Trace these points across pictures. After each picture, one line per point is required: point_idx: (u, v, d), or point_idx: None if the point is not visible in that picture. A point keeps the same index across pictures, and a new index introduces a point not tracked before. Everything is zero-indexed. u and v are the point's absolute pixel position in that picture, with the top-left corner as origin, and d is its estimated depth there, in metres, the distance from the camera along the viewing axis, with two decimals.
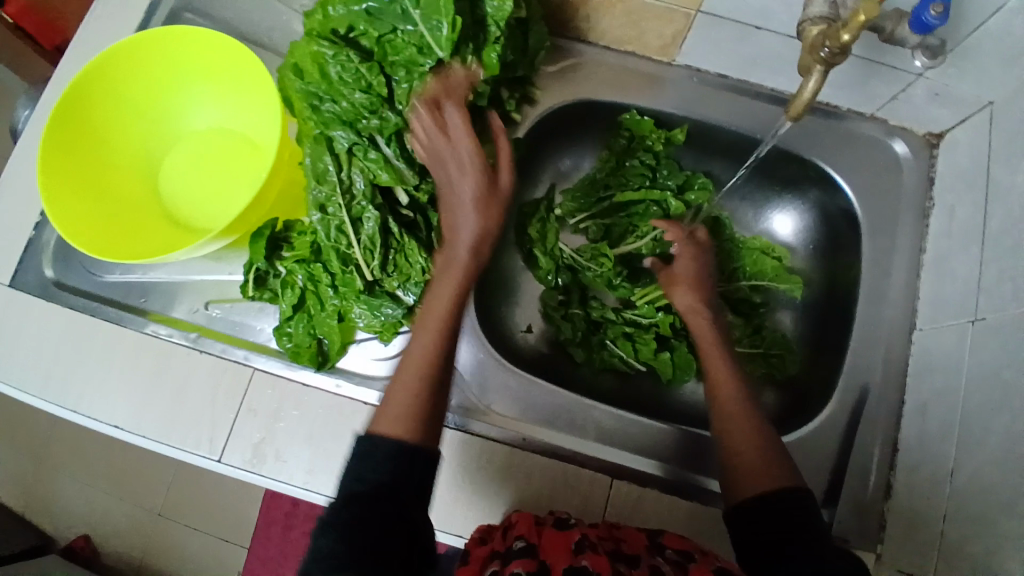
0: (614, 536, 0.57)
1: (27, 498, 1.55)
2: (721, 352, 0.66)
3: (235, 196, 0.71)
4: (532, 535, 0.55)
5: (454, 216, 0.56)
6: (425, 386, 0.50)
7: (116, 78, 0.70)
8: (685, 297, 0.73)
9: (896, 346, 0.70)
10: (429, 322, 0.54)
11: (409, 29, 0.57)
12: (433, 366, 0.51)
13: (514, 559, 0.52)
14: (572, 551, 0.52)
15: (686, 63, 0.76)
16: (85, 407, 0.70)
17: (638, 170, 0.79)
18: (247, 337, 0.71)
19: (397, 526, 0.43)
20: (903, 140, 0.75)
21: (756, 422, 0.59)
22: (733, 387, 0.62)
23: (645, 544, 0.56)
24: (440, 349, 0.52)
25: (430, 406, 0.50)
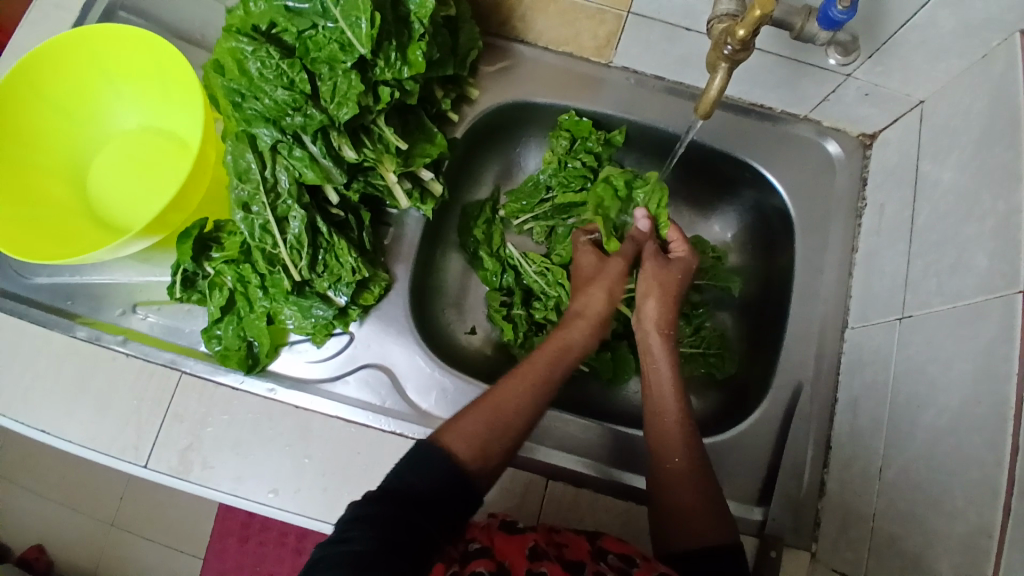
0: (556, 541, 0.56)
1: None
2: (676, 393, 0.62)
3: (162, 196, 0.70)
4: (488, 539, 0.54)
5: (584, 301, 0.67)
6: (501, 423, 0.56)
7: (40, 79, 0.68)
8: (657, 312, 0.66)
9: (828, 343, 0.71)
10: (525, 374, 0.60)
11: (330, 26, 0.56)
12: (514, 413, 0.57)
13: (474, 559, 0.52)
14: (530, 556, 0.52)
15: (622, 65, 0.76)
16: (7, 412, 0.67)
17: (579, 171, 0.78)
18: (177, 341, 0.70)
19: (420, 533, 0.48)
20: (835, 141, 0.76)
21: (704, 482, 0.57)
22: (685, 441, 0.59)
23: (589, 549, 0.55)
24: (524, 402, 0.58)
25: (499, 439, 0.55)
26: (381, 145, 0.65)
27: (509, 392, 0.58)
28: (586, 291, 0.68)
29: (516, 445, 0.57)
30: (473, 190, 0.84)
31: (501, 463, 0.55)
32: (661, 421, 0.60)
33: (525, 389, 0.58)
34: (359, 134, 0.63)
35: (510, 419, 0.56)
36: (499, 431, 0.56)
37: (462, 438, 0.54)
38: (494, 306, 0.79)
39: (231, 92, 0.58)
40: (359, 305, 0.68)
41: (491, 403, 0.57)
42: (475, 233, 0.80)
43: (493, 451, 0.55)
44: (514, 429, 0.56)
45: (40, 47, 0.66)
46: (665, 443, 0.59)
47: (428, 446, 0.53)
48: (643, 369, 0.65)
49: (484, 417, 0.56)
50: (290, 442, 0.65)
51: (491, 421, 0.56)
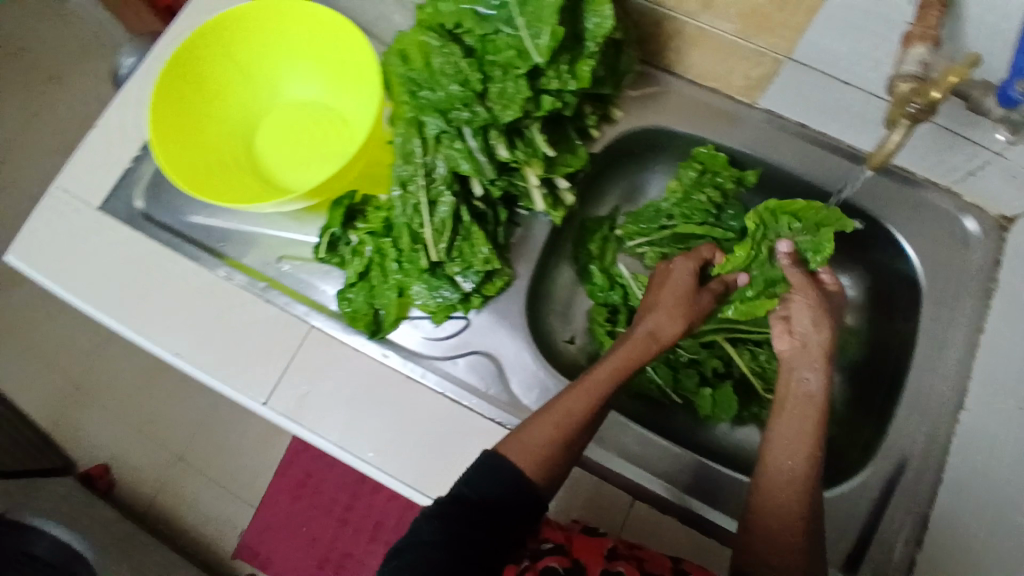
0: (635, 554, 0.57)
1: (56, 422, 1.63)
2: (818, 425, 0.62)
3: (322, 164, 0.77)
4: (560, 538, 0.58)
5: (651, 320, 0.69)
6: (561, 436, 0.59)
7: (239, 34, 0.75)
8: (824, 342, 0.67)
9: (940, 421, 0.69)
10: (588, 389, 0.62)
11: (511, 33, 0.61)
12: (577, 426, 0.60)
13: (545, 555, 0.56)
14: (607, 556, 0.55)
15: (767, 107, 0.77)
16: (151, 333, 0.74)
17: (703, 204, 0.80)
18: (309, 296, 0.75)
19: (491, 536, 0.53)
20: (975, 218, 0.74)
21: (809, 529, 0.58)
22: (804, 482, 0.59)
23: (669, 566, 0.56)
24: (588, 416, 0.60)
25: (561, 455, 0.58)
26: (531, 149, 0.68)
27: (573, 409, 0.60)
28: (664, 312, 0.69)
29: (572, 461, 0.60)
30: (595, 207, 0.87)
31: (561, 474, 0.59)
32: (793, 450, 0.61)
33: (587, 409, 0.60)
34: (513, 136, 0.68)
35: (572, 438, 0.59)
36: (561, 448, 0.59)
37: (527, 451, 0.58)
38: (597, 320, 0.82)
39: (409, 79, 0.63)
40: (481, 294, 0.72)
41: (558, 417, 0.59)
42: (591, 246, 0.84)
43: (552, 467, 0.58)
44: (572, 447, 0.59)
45: (251, 5, 0.73)
46: (781, 477, 0.60)
47: (497, 456, 0.57)
48: (789, 399, 0.65)
49: (552, 432, 0.59)
50: (402, 409, 0.70)
51: (556, 437, 0.59)
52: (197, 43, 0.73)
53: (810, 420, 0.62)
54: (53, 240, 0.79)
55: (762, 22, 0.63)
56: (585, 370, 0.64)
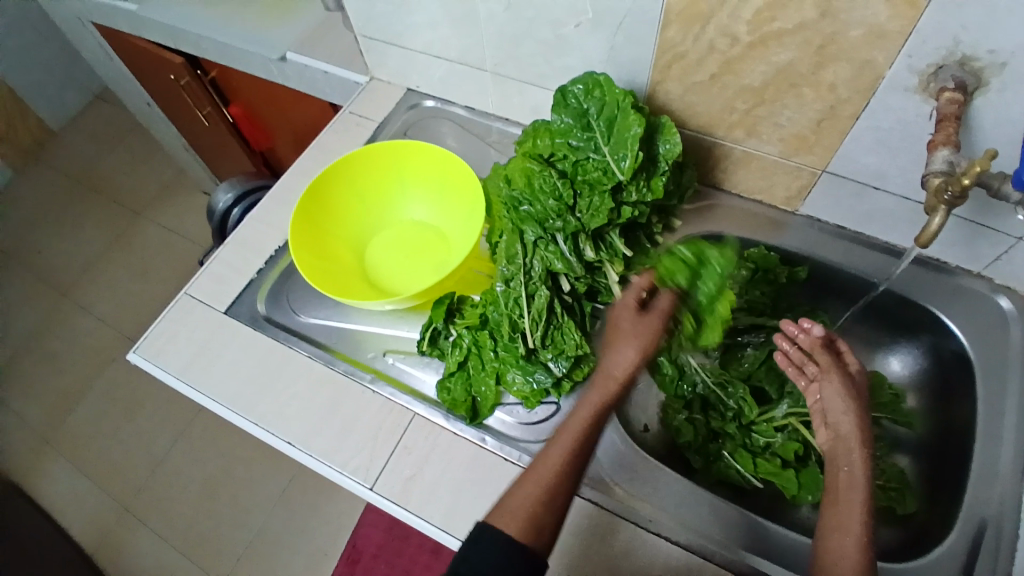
0: None
1: (101, 543, 1.61)
2: (863, 511, 0.65)
3: (427, 273, 0.88)
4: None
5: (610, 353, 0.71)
6: (540, 496, 0.62)
7: (371, 167, 0.92)
8: (857, 432, 0.70)
9: (1011, 483, 0.72)
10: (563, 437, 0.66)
11: (598, 158, 0.75)
12: (553, 481, 0.63)
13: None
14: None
15: (808, 213, 0.89)
16: (265, 421, 0.81)
17: (759, 298, 0.89)
18: (412, 385, 0.82)
19: None
20: (1007, 297, 0.82)
21: None
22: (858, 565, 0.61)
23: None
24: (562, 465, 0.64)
25: (545, 514, 0.61)
26: (612, 251, 0.80)
27: (549, 459, 0.65)
28: (614, 349, 0.70)
29: (562, 510, 0.63)
30: None
31: (552, 534, 0.61)
32: (841, 540, 0.64)
33: (559, 459, 0.64)
34: (597, 240, 0.79)
35: (552, 489, 0.63)
36: (545, 507, 0.62)
37: (513, 517, 0.61)
38: (672, 409, 0.87)
39: (514, 197, 0.77)
40: (572, 378, 0.79)
41: (531, 480, 0.64)
42: None
43: (542, 526, 0.61)
44: (558, 502, 0.62)
45: (384, 144, 0.90)
46: (840, 562, 0.62)
47: (485, 530, 0.60)
48: (836, 487, 0.68)
49: (532, 495, 0.62)
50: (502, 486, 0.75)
51: (534, 495, 0.62)
52: (337, 170, 0.89)
53: (855, 510, 0.65)
54: (178, 341, 0.88)
55: (802, 144, 0.78)
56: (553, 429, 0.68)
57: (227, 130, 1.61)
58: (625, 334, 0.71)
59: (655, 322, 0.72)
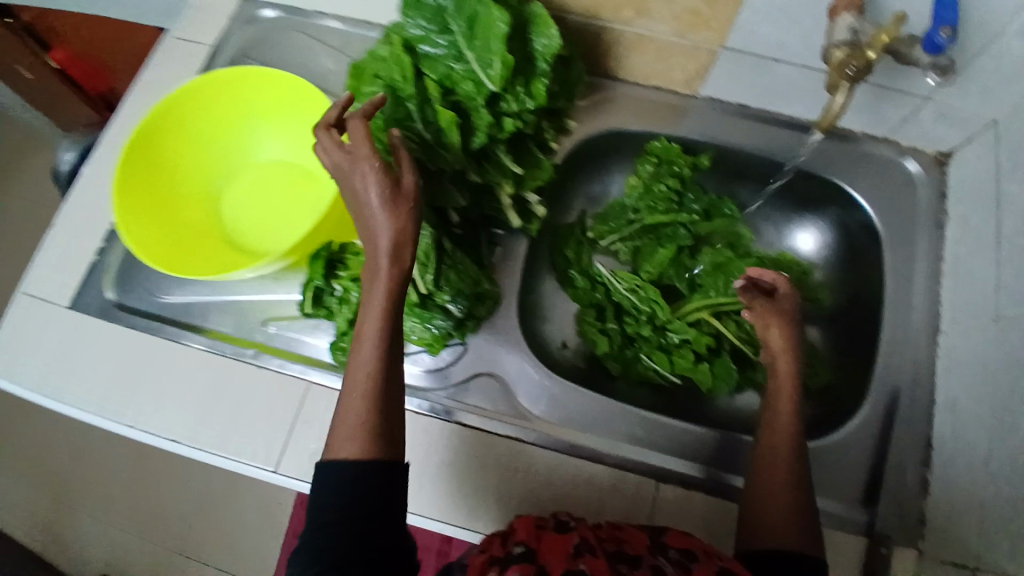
0: (616, 537, 0.58)
1: (47, 537, 1.54)
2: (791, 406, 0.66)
3: (293, 222, 0.76)
4: (532, 541, 0.55)
5: (367, 223, 0.54)
6: (373, 406, 0.51)
7: (205, 105, 0.76)
8: (781, 338, 0.70)
9: (922, 348, 0.74)
10: (365, 333, 0.53)
11: (463, 67, 0.62)
12: (375, 384, 0.52)
13: (514, 564, 0.53)
14: (571, 555, 0.53)
15: (708, 95, 0.82)
16: (142, 421, 0.72)
17: (666, 193, 0.83)
18: (303, 353, 0.74)
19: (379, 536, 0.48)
20: (914, 159, 0.80)
21: (799, 503, 0.61)
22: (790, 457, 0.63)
23: (648, 544, 0.58)
24: (380, 365, 0.52)
25: (383, 424, 0.52)
26: (501, 171, 0.69)
27: (359, 367, 0.52)
28: (372, 211, 0.53)
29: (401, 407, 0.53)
30: (564, 213, 0.90)
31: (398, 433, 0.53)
32: (772, 436, 0.65)
33: (373, 355, 0.52)
34: (482, 161, 0.69)
35: (383, 395, 0.52)
36: (378, 418, 0.51)
37: (353, 437, 0.50)
38: (586, 319, 0.83)
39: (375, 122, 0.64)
40: (474, 318, 0.72)
41: (357, 390, 0.52)
42: (568, 252, 0.85)
43: (381, 435, 0.51)
44: (392, 405, 0.53)
45: (212, 74, 0.73)
46: (770, 456, 0.64)
47: (327, 466, 0.50)
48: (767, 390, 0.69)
49: (364, 405, 0.51)
50: (419, 440, 0.70)
51: (368, 409, 0.51)
52: (163, 118, 0.73)
53: (782, 409, 0.66)
54: (18, 351, 0.76)
55: (696, 19, 0.68)
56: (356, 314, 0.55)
57: (57, 80, 1.34)
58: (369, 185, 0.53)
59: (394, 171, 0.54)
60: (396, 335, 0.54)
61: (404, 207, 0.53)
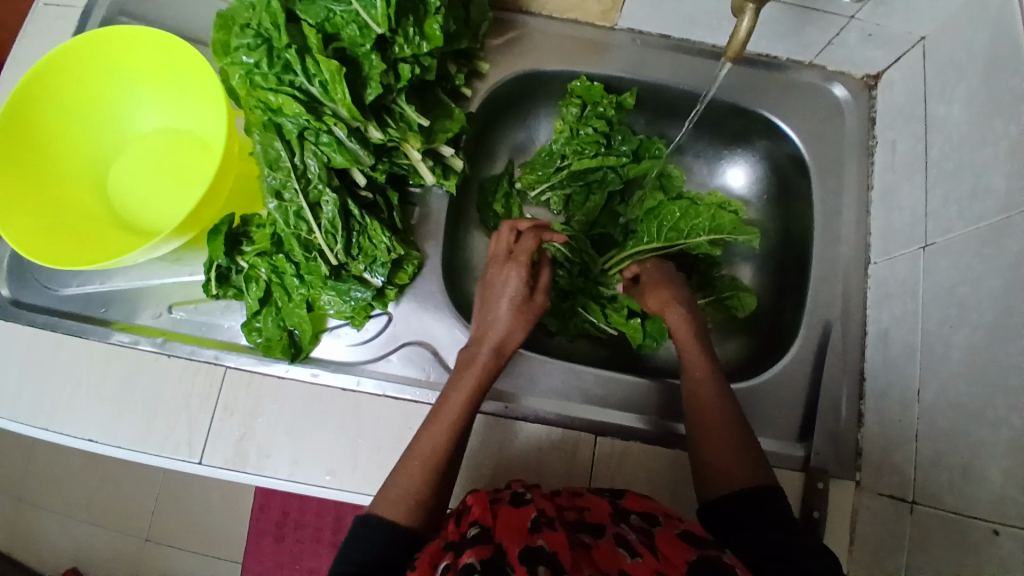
0: (577, 505, 0.58)
1: (10, 537, 1.40)
2: (698, 346, 0.68)
3: (188, 195, 0.70)
4: (487, 519, 0.50)
5: (490, 313, 0.65)
6: (427, 477, 0.54)
7: (72, 72, 0.68)
8: (658, 298, 0.73)
9: (853, 278, 0.74)
10: (441, 417, 0.57)
11: (344, 9, 0.56)
12: (437, 458, 0.55)
13: (466, 548, 0.47)
14: (529, 530, 0.49)
15: (628, 27, 0.77)
16: (55, 423, 0.67)
17: (591, 137, 0.79)
18: (216, 337, 0.69)
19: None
20: (842, 84, 0.78)
21: (741, 440, 0.59)
22: (717, 396, 0.63)
23: (610, 511, 0.57)
24: (447, 446, 0.56)
25: (435, 495, 0.54)
26: (404, 124, 0.64)
27: (431, 442, 0.56)
28: (495, 308, 0.65)
29: (444, 487, 0.55)
30: (489, 166, 0.85)
31: (441, 506, 0.54)
32: (695, 382, 0.64)
33: (445, 436, 0.56)
34: (382, 114, 0.63)
35: (439, 466, 0.54)
36: (432, 490, 0.54)
37: (397, 503, 0.52)
38: None
39: (251, 78, 0.57)
40: (395, 284, 0.68)
41: (420, 459, 0.55)
42: (495, 207, 0.81)
43: (428, 505, 0.53)
44: (443, 485, 0.55)
45: (76, 40, 0.66)
46: (698, 401, 0.63)
47: (369, 518, 0.51)
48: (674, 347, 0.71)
49: (418, 478, 0.54)
50: (342, 422, 0.66)
51: (421, 478, 0.53)
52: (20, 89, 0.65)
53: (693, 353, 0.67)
54: None
55: None
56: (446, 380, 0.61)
57: None
58: (500, 275, 0.67)
59: (517, 268, 0.66)
60: (462, 441, 0.57)
61: (518, 295, 0.65)
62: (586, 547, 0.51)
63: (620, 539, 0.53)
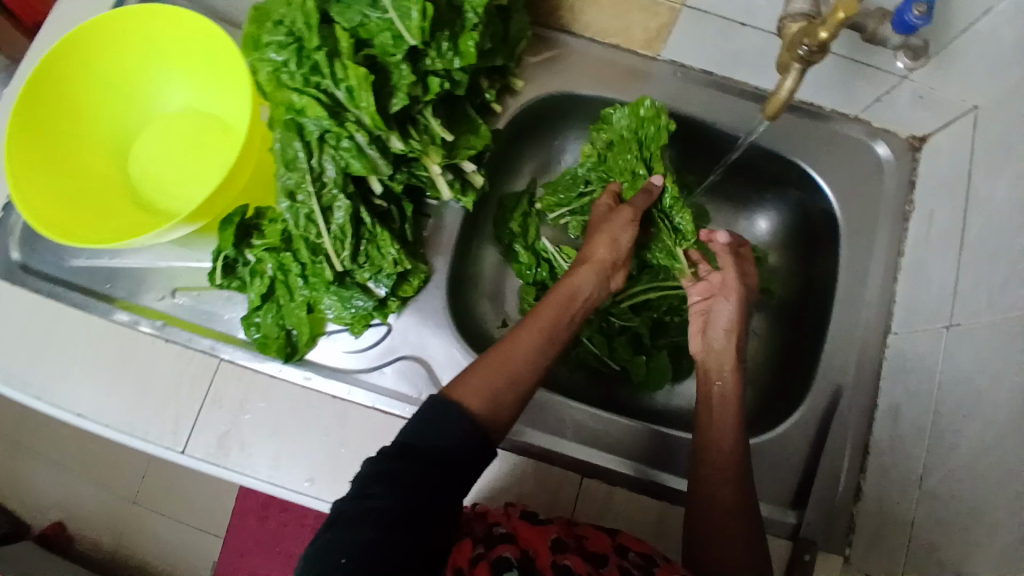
0: (576, 532, 0.56)
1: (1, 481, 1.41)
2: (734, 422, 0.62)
3: (205, 179, 0.69)
4: (510, 528, 0.54)
5: (592, 250, 0.67)
6: (510, 375, 0.54)
7: (103, 47, 0.67)
8: (731, 343, 0.68)
9: (870, 345, 0.71)
10: (531, 323, 0.59)
11: (380, 17, 0.55)
12: (521, 360, 0.55)
13: (497, 544, 0.52)
14: (552, 547, 0.52)
15: (670, 59, 0.75)
16: (47, 393, 0.67)
17: (619, 166, 0.77)
18: (214, 327, 0.69)
19: (440, 496, 0.47)
20: (885, 143, 0.75)
21: (750, 536, 0.58)
22: (733, 487, 0.58)
23: (610, 543, 0.56)
24: (533, 352, 0.56)
25: (513, 393, 0.54)
26: (427, 137, 0.63)
27: (518, 343, 0.56)
28: (598, 239, 0.67)
29: (525, 398, 0.55)
30: (511, 182, 0.83)
31: (512, 416, 0.54)
32: (717, 451, 0.61)
33: (533, 342, 0.57)
34: (406, 124, 0.62)
35: (520, 370, 0.55)
36: (512, 387, 0.54)
37: (477, 391, 0.52)
38: (527, 300, 0.79)
39: (277, 75, 0.56)
40: (398, 297, 0.67)
41: (506, 355, 0.55)
42: (512, 226, 0.79)
43: (505, 405, 0.53)
44: (523, 386, 0.55)
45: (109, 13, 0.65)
46: (716, 475, 0.59)
47: (445, 400, 0.51)
48: (708, 398, 0.66)
49: (500, 375, 0.54)
50: (328, 429, 0.65)
51: (503, 374, 0.54)
52: (54, 59, 0.64)
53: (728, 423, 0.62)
54: None
55: None
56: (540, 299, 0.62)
57: None
58: (612, 226, 0.68)
59: (643, 198, 0.69)
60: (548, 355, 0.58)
61: (632, 236, 0.68)
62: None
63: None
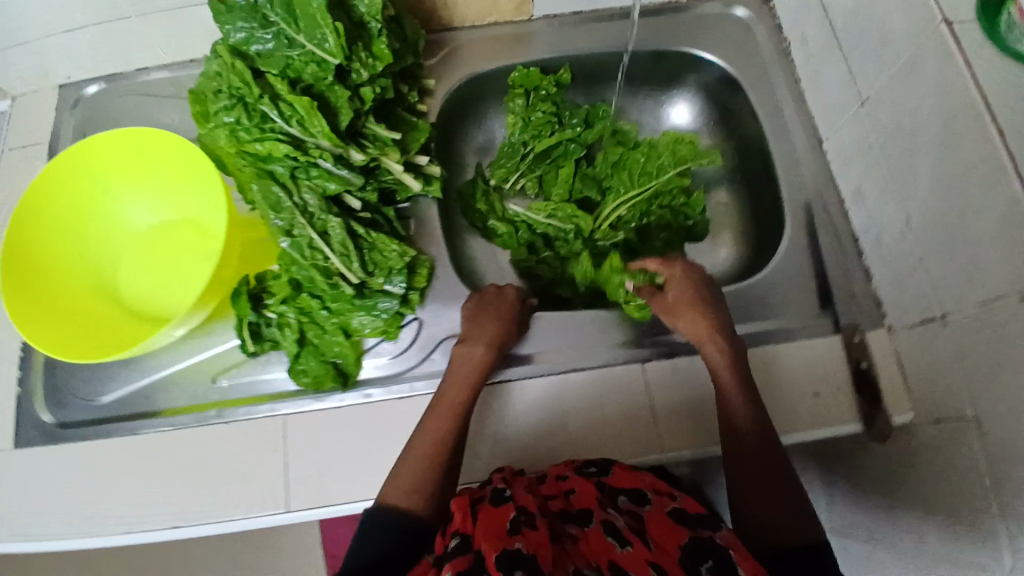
0: (563, 489, 0.61)
1: None
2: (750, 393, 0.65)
3: (196, 271, 0.73)
4: (467, 527, 0.53)
5: (473, 336, 0.69)
6: (433, 465, 0.60)
7: (66, 188, 0.72)
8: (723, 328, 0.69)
9: (813, 158, 0.81)
10: (440, 410, 0.64)
11: (300, 52, 0.62)
12: (438, 450, 0.61)
13: (449, 559, 0.51)
14: (508, 532, 0.52)
15: (543, 15, 0.86)
16: (136, 522, 0.67)
17: (544, 119, 0.86)
18: (264, 391, 0.71)
19: None
20: (741, 6, 0.87)
21: (786, 495, 0.59)
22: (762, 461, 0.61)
23: (597, 493, 0.60)
24: (446, 436, 0.62)
25: (440, 483, 0.60)
26: (379, 142, 0.70)
27: (432, 432, 0.62)
28: (474, 321, 0.70)
29: (450, 481, 0.61)
30: (460, 173, 0.91)
31: (443, 503, 0.60)
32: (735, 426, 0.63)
33: (445, 425, 0.62)
34: (357, 138, 0.69)
35: (439, 459, 0.61)
36: (436, 475, 0.60)
37: (405, 490, 0.59)
38: (522, 259, 0.86)
39: (236, 136, 0.63)
40: (415, 288, 0.72)
41: (424, 447, 0.61)
42: (479, 206, 0.86)
43: (433, 494, 0.59)
44: (447, 469, 0.61)
45: (65, 154, 0.71)
46: (755, 447, 0.62)
47: (377, 512, 0.57)
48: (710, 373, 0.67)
49: (422, 466, 0.60)
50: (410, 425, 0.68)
51: (429, 463, 0.60)
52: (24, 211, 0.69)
53: (744, 401, 0.64)
54: None
55: None
56: (445, 370, 0.68)
57: None
58: (483, 309, 0.71)
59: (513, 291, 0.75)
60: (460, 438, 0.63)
61: (506, 323, 0.70)
62: (573, 540, 0.57)
63: (609, 526, 0.57)
